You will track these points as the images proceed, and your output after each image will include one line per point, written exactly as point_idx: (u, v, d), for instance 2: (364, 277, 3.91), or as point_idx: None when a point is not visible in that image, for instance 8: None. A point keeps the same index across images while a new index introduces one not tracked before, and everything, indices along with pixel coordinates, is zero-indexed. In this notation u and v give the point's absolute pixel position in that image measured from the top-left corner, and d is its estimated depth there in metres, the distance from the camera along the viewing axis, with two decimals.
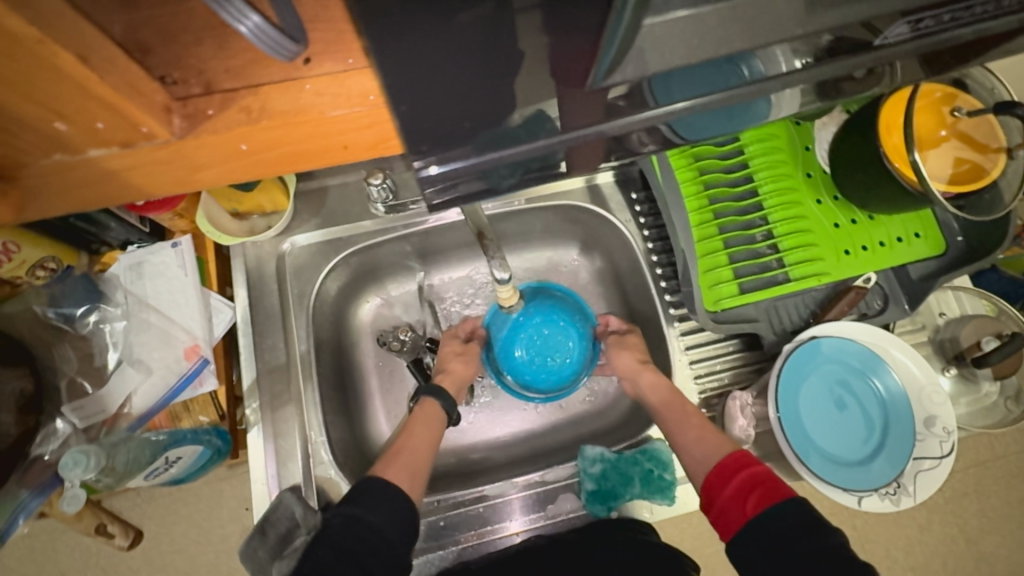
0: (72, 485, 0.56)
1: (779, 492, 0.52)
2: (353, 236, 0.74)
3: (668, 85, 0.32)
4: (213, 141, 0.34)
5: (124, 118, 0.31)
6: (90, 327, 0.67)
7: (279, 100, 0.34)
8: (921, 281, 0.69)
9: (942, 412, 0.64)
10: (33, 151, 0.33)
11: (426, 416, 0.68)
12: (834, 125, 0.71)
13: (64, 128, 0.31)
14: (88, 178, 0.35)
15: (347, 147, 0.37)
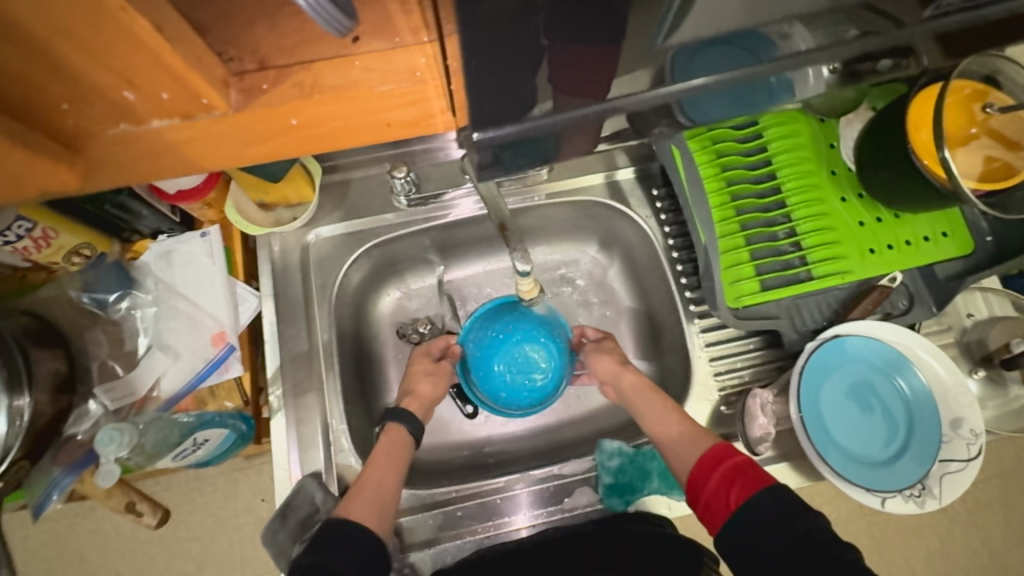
0: (107, 461, 0.59)
1: (760, 480, 0.52)
2: (376, 229, 0.75)
3: (690, 61, 0.36)
4: (268, 115, 0.33)
5: (188, 88, 0.30)
6: (121, 313, 0.69)
7: (332, 75, 0.33)
8: (947, 281, 0.67)
9: (969, 414, 0.63)
10: (100, 121, 0.32)
11: (391, 441, 0.65)
12: (860, 122, 0.72)
13: (132, 97, 0.31)
14: (149, 151, 0.34)
15: (391, 124, 0.36)
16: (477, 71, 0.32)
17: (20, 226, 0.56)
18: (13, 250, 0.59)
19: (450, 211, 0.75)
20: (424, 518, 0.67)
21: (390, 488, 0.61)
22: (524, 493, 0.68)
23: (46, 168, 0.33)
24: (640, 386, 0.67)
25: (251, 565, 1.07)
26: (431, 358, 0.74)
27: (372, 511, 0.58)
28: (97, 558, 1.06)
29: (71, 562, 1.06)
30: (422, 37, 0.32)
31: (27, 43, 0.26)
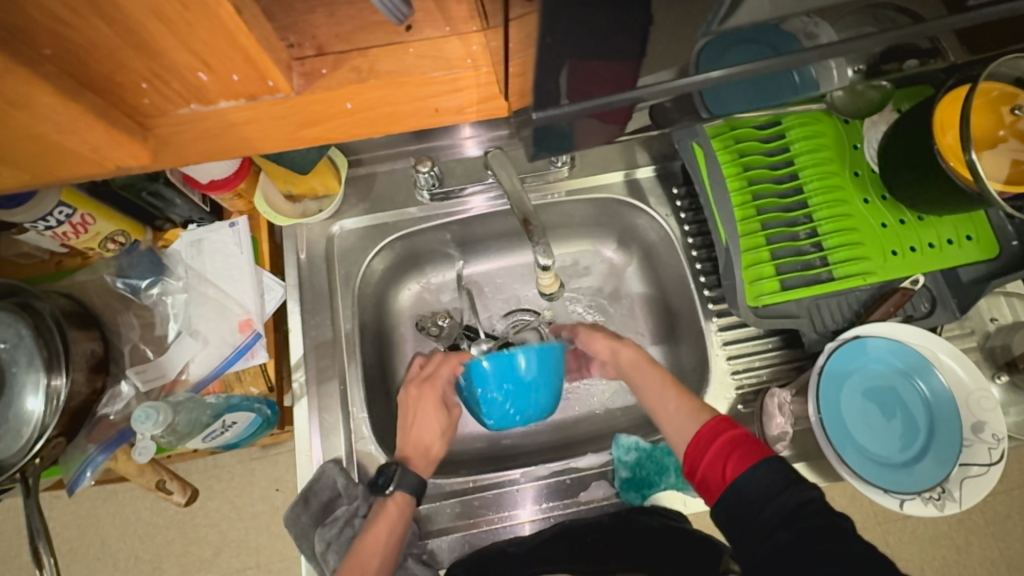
0: (143, 438, 0.61)
1: (756, 453, 0.52)
2: (398, 222, 0.76)
3: (722, 50, 0.35)
4: (326, 97, 0.36)
5: (257, 70, 0.33)
6: (152, 298, 0.71)
7: (386, 61, 0.36)
8: (971, 284, 0.67)
9: (991, 418, 0.62)
10: (173, 100, 0.36)
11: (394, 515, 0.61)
12: (884, 125, 0.70)
13: (204, 78, 0.34)
14: (213, 131, 0.37)
15: (439, 111, 0.38)
16: (516, 61, 0.33)
17: (61, 212, 0.59)
18: (53, 235, 0.62)
19: (470, 207, 0.77)
20: (442, 507, 0.68)
21: (394, 550, 0.60)
22: (531, 486, 0.69)
23: (117, 142, 0.36)
24: (637, 361, 0.67)
25: (265, 553, 1.09)
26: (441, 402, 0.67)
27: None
28: (116, 541, 1.09)
29: (91, 544, 1.09)
30: (470, 27, 0.36)
31: (123, 27, 0.29)
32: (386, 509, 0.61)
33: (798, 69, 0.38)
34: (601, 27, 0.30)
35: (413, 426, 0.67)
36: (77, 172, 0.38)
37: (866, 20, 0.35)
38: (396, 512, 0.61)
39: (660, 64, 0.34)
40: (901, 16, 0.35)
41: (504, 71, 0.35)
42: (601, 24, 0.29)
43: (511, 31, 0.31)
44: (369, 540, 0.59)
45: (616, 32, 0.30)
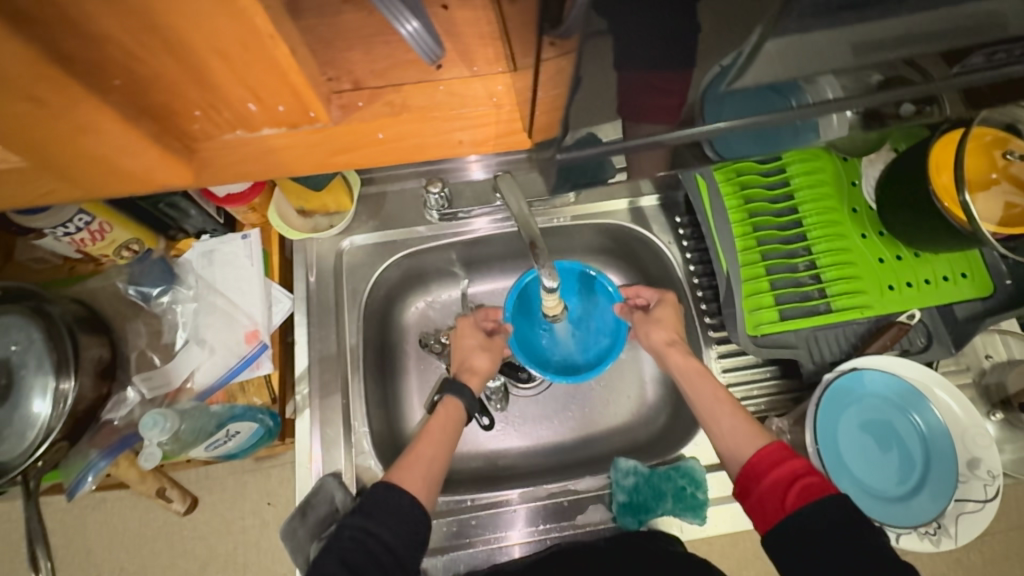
0: (151, 443, 0.61)
1: (823, 488, 0.52)
2: (407, 240, 0.78)
3: (727, 102, 0.36)
4: (359, 128, 0.39)
5: (302, 103, 0.36)
6: (162, 307, 0.72)
7: (418, 96, 0.39)
8: (966, 321, 0.68)
9: (987, 454, 0.63)
10: (221, 127, 0.38)
11: (446, 417, 0.67)
12: (881, 163, 0.73)
13: (253, 109, 0.36)
14: (254, 156, 0.39)
15: (462, 143, 0.40)
16: (543, 99, 0.35)
17: (81, 219, 0.60)
18: (71, 241, 0.64)
19: (473, 229, 0.78)
20: (439, 524, 0.68)
21: (440, 465, 0.63)
22: (526, 507, 0.69)
23: (165, 163, 0.37)
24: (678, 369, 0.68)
25: (252, 569, 1.07)
26: (483, 332, 0.75)
27: (422, 484, 0.61)
28: (102, 552, 1.07)
29: (76, 553, 1.07)
30: (497, 67, 0.39)
31: (190, 64, 0.31)
32: (440, 412, 0.68)
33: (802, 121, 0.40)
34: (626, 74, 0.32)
35: (465, 358, 0.72)
36: (118, 189, 0.39)
37: (870, 77, 0.37)
38: (447, 414, 0.67)
39: (674, 111, 0.36)
40: (907, 73, 0.37)
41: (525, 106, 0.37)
42: (631, 64, 0.31)
43: (541, 71, 0.33)
44: (423, 442, 0.64)
45: (638, 79, 0.33)
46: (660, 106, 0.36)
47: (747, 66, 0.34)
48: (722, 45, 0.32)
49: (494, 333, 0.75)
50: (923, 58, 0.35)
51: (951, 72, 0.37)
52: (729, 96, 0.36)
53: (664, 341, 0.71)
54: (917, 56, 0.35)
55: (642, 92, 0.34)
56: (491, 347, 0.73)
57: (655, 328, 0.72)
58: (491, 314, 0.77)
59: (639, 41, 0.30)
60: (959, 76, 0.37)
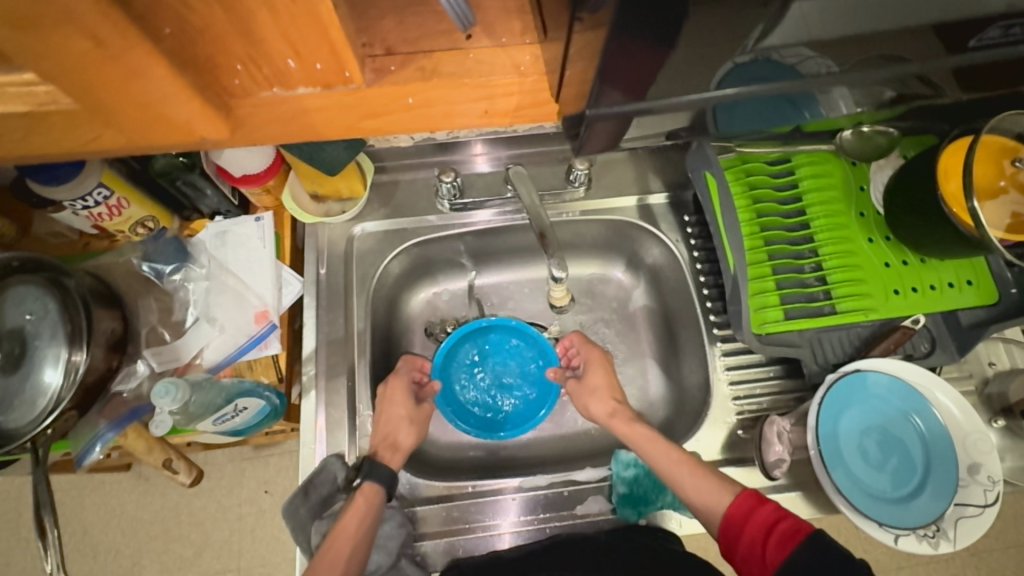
0: (162, 412, 0.60)
1: (795, 531, 0.53)
2: (417, 229, 0.79)
3: (748, 74, 0.37)
4: (390, 91, 0.39)
5: (338, 62, 0.36)
6: (174, 284, 0.72)
7: (448, 63, 0.39)
8: (971, 328, 0.70)
9: (988, 460, 0.63)
10: (258, 82, 0.38)
11: (364, 506, 0.62)
12: (890, 169, 0.74)
13: (292, 66, 0.36)
14: (287, 114, 0.39)
15: (487, 112, 0.41)
16: (571, 69, 0.35)
17: (99, 193, 0.62)
18: (88, 215, 0.65)
19: (478, 220, 0.79)
20: (436, 509, 0.68)
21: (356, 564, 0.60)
22: (521, 497, 0.69)
23: (207, 117, 0.37)
24: None
25: (246, 557, 1.07)
26: (411, 400, 0.71)
27: None
28: (98, 533, 1.08)
29: (72, 533, 1.08)
30: (525, 38, 0.40)
31: (235, 12, 0.31)
32: (355, 502, 0.62)
33: (820, 89, 0.40)
34: (652, 45, 0.32)
35: (391, 432, 0.68)
36: (160, 141, 0.39)
37: (883, 56, 0.37)
38: (364, 502, 0.62)
39: (697, 86, 0.37)
40: (929, 49, 0.37)
41: (558, 79, 0.38)
42: (655, 43, 0.32)
43: (571, 43, 0.33)
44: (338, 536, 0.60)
45: (668, 50, 0.33)
46: (683, 79, 0.36)
47: (767, 28, 0.33)
48: (742, 25, 0.32)
49: (420, 397, 0.73)
50: (941, 28, 0.36)
51: (967, 46, 0.37)
52: (745, 68, 0.37)
53: (606, 412, 0.72)
54: (941, 26, 0.36)
55: (671, 67, 0.35)
56: (417, 420, 0.71)
57: (595, 400, 0.73)
58: (417, 364, 0.76)
59: (673, 17, 0.30)
60: (978, 50, 0.38)
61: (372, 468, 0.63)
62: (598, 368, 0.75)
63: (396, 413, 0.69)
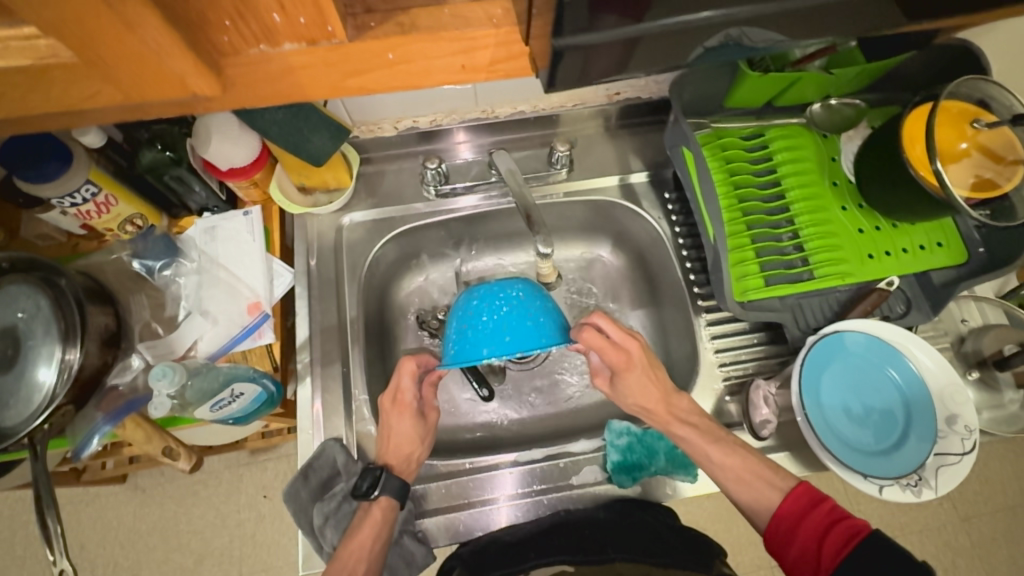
0: (159, 396, 0.61)
1: (850, 535, 0.55)
2: (404, 217, 0.81)
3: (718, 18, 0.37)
4: (373, 48, 0.37)
5: (322, 17, 0.33)
6: (165, 279, 0.73)
7: (426, 18, 0.38)
8: (943, 286, 0.73)
9: (964, 410, 0.65)
10: (242, 39, 0.34)
11: (379, 519, 0.62)
12: (859, 139, 0.77)
13: (276, 20, 0.33)
14: (274, 72, 0.37)
15: (465, 67, 0.40)
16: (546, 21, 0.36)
17: (87, 190, 0.63)
18: (77, 213, 0.66)
19: (460, 206, 0.81)
20: (435, 486, 0.69)
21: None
22: (517, 471, 0.70)
23: (201, 72, 0.34)
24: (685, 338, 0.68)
25: (248, 562, 1.07)
26: (417, 412, 0.68)
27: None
28: (95, 547, 1.07)
29: (69, 549, 1.07)
30: None
31: None
32: (370, 514, 0.62)
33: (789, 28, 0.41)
34: None
35: (394, 441, 0.65)
36: (155, 95, 0.35)
37: None
38: (380, 516, 0.62)
39: (667, 32, 0.38)
40: None
41: (527, 28, 0.37)
42: None
43: None
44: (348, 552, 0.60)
45: None
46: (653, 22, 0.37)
47: None
48: None
49: (423, 408, 0.68)
50: None
51: None
52: (713, 18, 0.38)
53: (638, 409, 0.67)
54: None
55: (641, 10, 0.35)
56: (425, 432, 0.67)
57: (631, 400, 0.67)
58: (423, 359, 0.69)
59: None
60: None
61: (389, 481, 0.62)
62: (632, 375, 0.66)
63: (405, 433, 0.66)
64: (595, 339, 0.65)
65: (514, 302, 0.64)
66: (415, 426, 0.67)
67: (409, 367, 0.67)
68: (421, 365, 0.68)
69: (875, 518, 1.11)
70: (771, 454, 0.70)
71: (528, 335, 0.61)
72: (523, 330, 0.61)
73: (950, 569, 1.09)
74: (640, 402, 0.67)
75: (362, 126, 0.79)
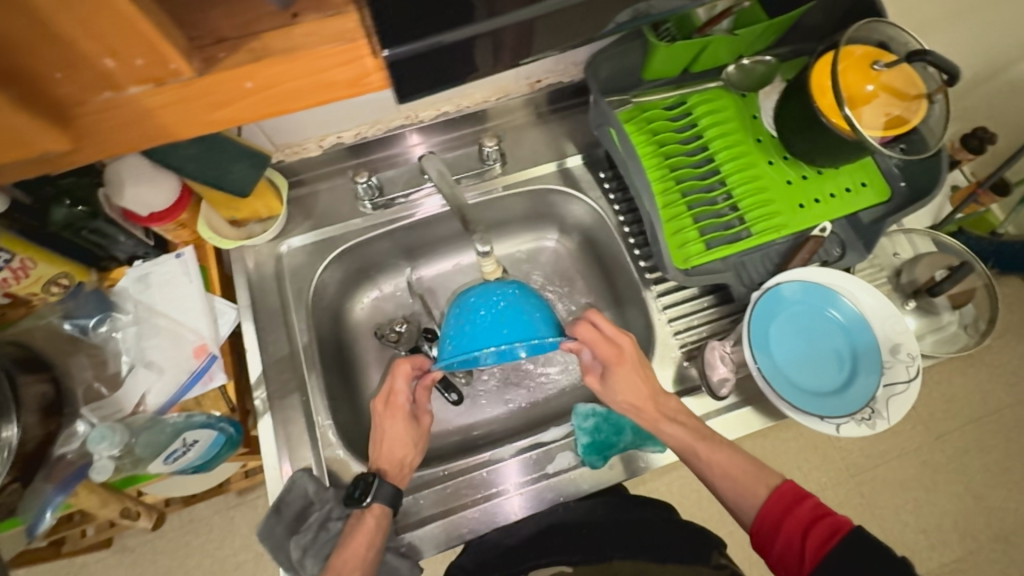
0: (102, 458, 0.61)
1: (833, 529, 0.54)
2: (344, 235, 0.80)
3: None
4: (226, 78, 0.33)
5: (156, 53, 0.30)
6: (102, 336, 0.70)
7: (279, 40, 0.33)
8: (872, 224, 0.76)
9: (905, 339, 0.69)
10: (79, 89, 0.31)
11: (372, 527, 0.61)
12: (776, 94, 0.79)
13: (111, 64, 0.30)
14: (130, 119, 0.34)
15: (335, 83, 0.36)
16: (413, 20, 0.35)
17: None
18: None
19: (422, 208, 0.81)
20: (418, 497, 0.70)
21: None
22: (516, 460, 0.71)
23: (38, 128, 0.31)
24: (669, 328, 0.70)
25: None
26: (410, 415, 0.68)
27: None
28: None
29: None
30: None
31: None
32: (364, 522, 0.62)
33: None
34: None
35: (388, 447, 0.66)
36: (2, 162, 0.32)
37: None
38: (374, 523, 0.61)
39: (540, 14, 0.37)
40: None
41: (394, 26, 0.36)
42: None
43: None
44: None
45: None
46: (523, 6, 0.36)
47: None
48: None
49: (415, 411, 0.70)
50: None
51: None
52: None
53: (629, 403, 0.67)
54: None
55: None
56: (417, 434, 0.68)
57: (619, 393, 0.68)
58: (416, 361, 0.70)
59: None
60: None
61: (383, 486, 0.62)
62: (623, 369, 0.67)
63: (398, 437, 0.66)
64: (588, 331, 0.67)
65: (510, 298, 0.64)
66: (408, 430, 0.68)
67: (403, 368, 0.68)
68: (416, 367, 0.69)
69: (855, 451, 1.16)
70: (706, 421, 0.72)
71: (526, 326, 0.61)
72: (521, 322, 0.62)
73: (931, 486, 1.14)
74: (630, 399, 0.67)
75: (285, 149, 0.77)
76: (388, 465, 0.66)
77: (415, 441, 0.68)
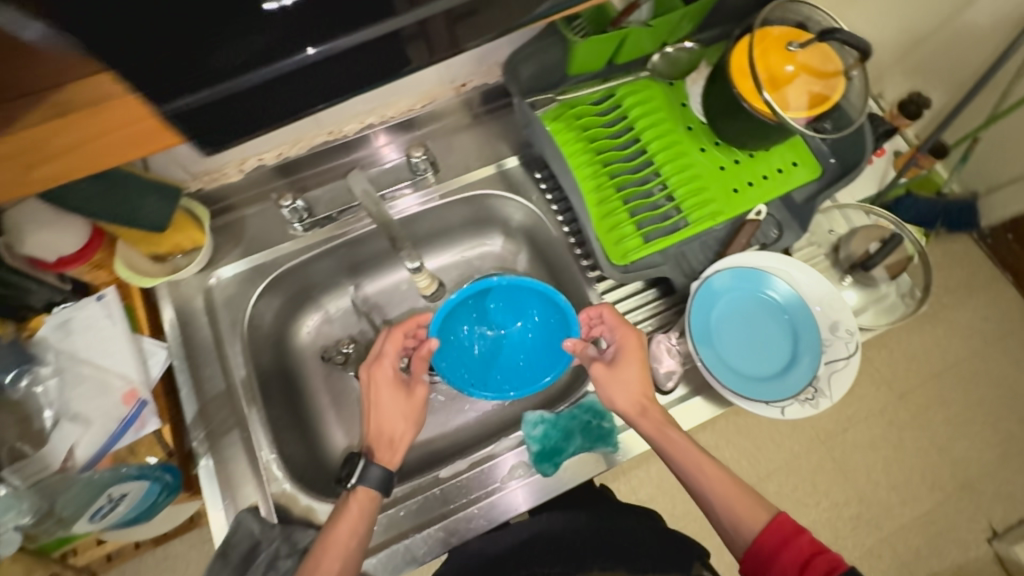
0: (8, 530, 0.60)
1: (828, 567, 0.51)
2: (277, 260, 0.77)
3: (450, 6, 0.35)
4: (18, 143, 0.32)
5: None
6: (22, 392, 0.66)
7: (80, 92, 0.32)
8: (805, 203, 0.76)
9: (843, 316, 0.70)
10: None
11: (357, 514, 0.61)
12: (702, 80, 0.80)
13: None
14: None
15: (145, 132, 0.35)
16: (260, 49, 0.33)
17: None
18: None
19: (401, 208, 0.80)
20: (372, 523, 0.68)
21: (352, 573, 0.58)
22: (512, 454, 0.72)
23: None
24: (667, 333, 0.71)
25: None
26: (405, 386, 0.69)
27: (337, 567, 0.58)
28: None
29: None
30: None
31: None
32: (348, 509, 0.61)
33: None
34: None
35: (380, 418, 0.67)
36: None
37: None
38: (359, 510, 0.61)
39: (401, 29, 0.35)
40: None
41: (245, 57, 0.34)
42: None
43: None
44: None
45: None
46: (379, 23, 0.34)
47: None
48: None
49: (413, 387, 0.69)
50: None
51: None
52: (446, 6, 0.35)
53: (638, 405, 0.65)
54: None
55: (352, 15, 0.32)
56: (408, 411, 0.67)
57: (626, 387, 0.66)
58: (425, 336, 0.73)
59: None
60: None
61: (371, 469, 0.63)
62: (635, 358, 0.67)
63: (389, 405, 0.67)
64: (611, 317, 0.68)
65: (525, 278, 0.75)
66: (401, 403, 0.68)
67: (397, 337, 0.70)
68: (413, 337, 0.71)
69: (824, 418, 1.18)
70: None
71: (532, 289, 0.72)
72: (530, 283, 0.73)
73: (898, 445, 1.16)
74: (633, 399, 0.66)
75: (204, 176, 0.74)
76: (376, 431, 0.66)
77: (407, 415, 0.67)
